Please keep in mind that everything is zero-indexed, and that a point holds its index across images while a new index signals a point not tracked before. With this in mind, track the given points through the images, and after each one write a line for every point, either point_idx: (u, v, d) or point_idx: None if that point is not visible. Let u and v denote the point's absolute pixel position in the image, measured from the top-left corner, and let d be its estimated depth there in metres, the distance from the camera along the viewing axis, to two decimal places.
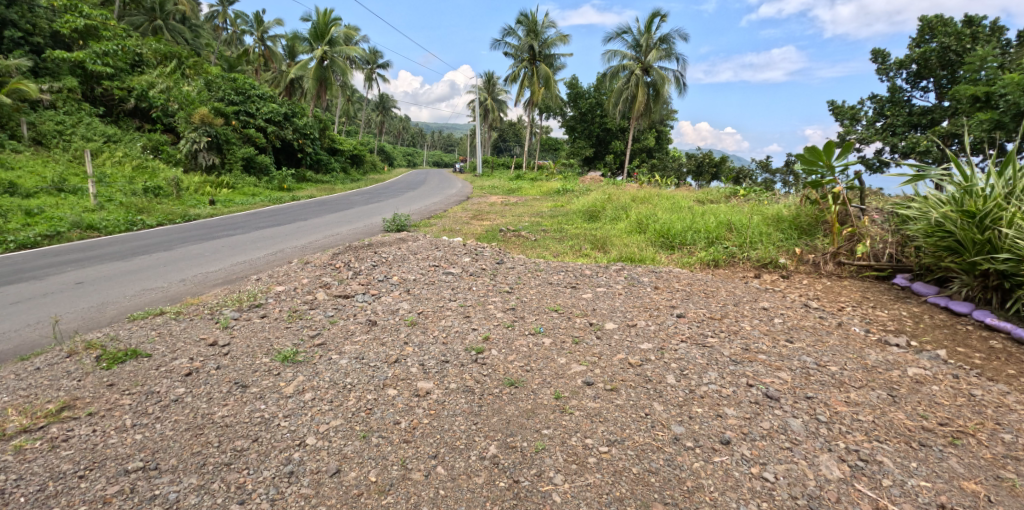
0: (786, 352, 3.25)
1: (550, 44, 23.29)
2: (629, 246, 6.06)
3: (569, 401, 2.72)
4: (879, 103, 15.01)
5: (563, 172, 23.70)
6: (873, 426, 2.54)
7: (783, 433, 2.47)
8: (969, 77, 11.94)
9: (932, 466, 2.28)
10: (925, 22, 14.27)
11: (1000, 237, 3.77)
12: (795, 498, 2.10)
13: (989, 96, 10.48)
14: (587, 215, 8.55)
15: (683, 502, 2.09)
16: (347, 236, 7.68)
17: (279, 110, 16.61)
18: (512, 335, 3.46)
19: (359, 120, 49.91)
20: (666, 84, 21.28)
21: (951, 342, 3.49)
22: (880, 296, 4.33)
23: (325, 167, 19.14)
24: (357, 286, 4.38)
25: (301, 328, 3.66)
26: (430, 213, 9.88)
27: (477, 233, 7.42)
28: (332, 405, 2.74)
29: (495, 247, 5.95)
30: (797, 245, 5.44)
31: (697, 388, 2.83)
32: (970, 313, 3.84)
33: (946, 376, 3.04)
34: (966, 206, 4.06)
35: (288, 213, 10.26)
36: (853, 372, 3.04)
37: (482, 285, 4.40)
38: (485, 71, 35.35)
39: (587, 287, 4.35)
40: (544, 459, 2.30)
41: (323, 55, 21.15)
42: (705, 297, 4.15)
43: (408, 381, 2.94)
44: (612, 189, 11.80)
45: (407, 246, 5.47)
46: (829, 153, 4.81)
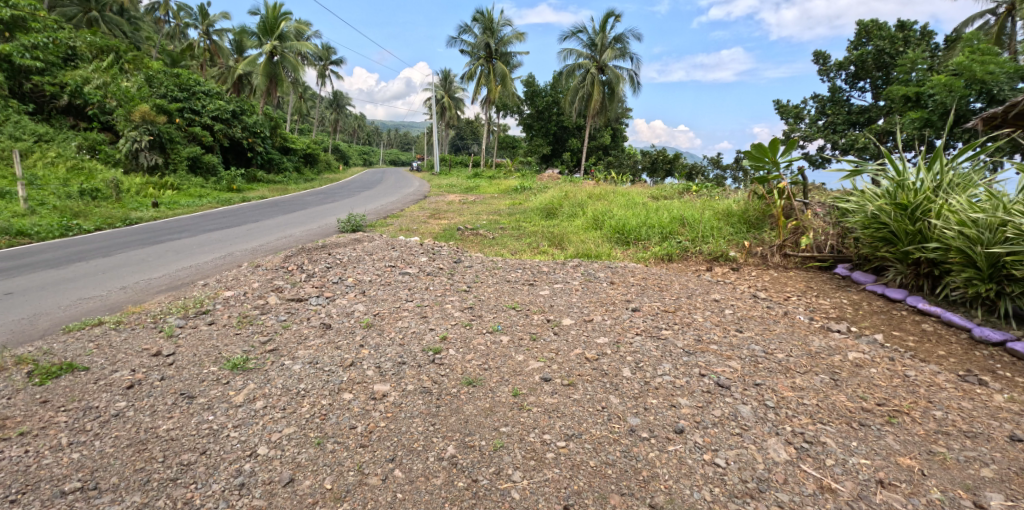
0: (736, 342, 3.37)
1: (506, 42, 23.37)
2: (587, 242, 6.14)
3: (527, 398, 2.72)
4: (821, 103, 15.84)
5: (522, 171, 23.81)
6: (817, 408, 2.67)
7: (734, 419, 2.56)
8: (902, 78, 12.74)
9: (871, 444, 2.42)
10: (863, 26, 15.11)
11: (929, 228, 4.06)
12: (745, 481, 2.18)
13: (919, 97, 11.19)
14: (545, 212, 8.62)
15: (640, 491, 2.13)
16: (299, 239, 7.41)
17: (226, 108, 15.96)
18: (469, 334, 3.44)
19: (311, 117, 48.63)
20: (620, 83, 21.74)
21: (888, 326, 3.72)
22: (823, 285, 4.56)
23: (277, 167, 18.52)
24: (311, 288, 4.26)
25: (252, 334, 3.52)
26: (387, 213, 9.71)
27: (434, 232, 7.31)
28: (285, 411, 2.65)
29: (452, 246, 5.88)
30: (746, 238, 5.65)
31: (652, 380, 2.88)
32: (904, 299, 4.09)
33: (883, 359, 3.23)
34: (899, 199, 4.33)
35: (239, 215, 9.90)
36: (799, 358, 3.18)
37: (439, 285, 4.35)
38: (443, 69, 35.16)
39: (545, 284, 4.38)
40: (503, 457, 2.30)
41: (273, 51, 20.42)
42: (659, 291, 4.25)
43: (364, 384, 2.88)
44: (567, 187, 11.96)
45: (363, 247, 5.37)
46: (774, 151, 5.02)
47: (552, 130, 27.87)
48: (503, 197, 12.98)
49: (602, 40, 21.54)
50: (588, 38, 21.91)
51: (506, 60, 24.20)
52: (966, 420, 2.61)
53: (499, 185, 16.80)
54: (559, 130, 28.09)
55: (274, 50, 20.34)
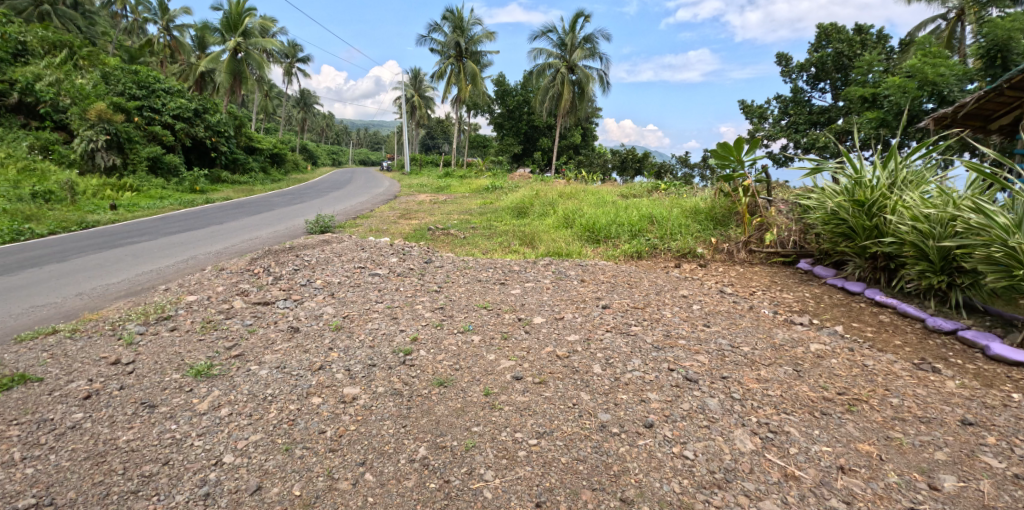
0: (704, 336, 3.45)
1: (476, 41, 23.33)
2: (558, 240, 6.17)
3: (499, 397, 2.72)
4: (784, 103, 16.34)
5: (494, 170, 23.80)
6: (781, 399, 2.75)
7: (702, 412, 2.61)
8: (859, 79, 13.25)
9: (832, 432, 2.51)
10: (823, 29, 15.64)
11: (885, 223, 4.24)
12: (713, 472, 2.23)
13: (875, 98, 11.66)
14: (516, 211, 8.64)
15: (610, 486, 2.15)
16: (266, 241, 7.23)
17: (188, 107, 15.44)
18: (440, 334, 3.42)
19: (277, 116, 47.50)
20: (590, 83, 21.98)
21: (847, 318, 3.86)
22: (787, 279, 4.71)
23: (242, 167, 18.03)
24: (278, 291, 4.16)
25: (216, 340, 3.41)
26: (357, 214, 9.57)
27: (405, 232, 7.25)
28: (251, 418, 2.58)
29: (422, 246, 5.83)
30: (712, 235, 5.78)
31: (622, 376, 2.92)
32: (862, 291, 4.26)
33: (843, 349, 3.36)
34: (856, 196, 4.50)
35: (202, 217, 9.58)
36: (763, 351, 3.28)
37: (410, 285, 4.32)
38: (413, 68, 34.85)
39: (516, 283, 4.39)
40: (475, 456, 2.29)
41: (237, 47, 19.88)
42: (629, 288, 4.31)
43: (334, 387, 2.83)
44: (538, 186, 12.03)
45: (332, 248, 5.27)
46: (739, 150, 5.16)
47: (523, 129, 27.95)
48: (474, 197, 12.95)
49: (572, 40, 21.73)
50: (558, 37, 22.07)
51: (477, 58, 24.16)
52: (920, 406, 2.73)
53: (471, 185, 16.76)
54: (530, 129, 28.19)
55: (238, 46, 19.81)
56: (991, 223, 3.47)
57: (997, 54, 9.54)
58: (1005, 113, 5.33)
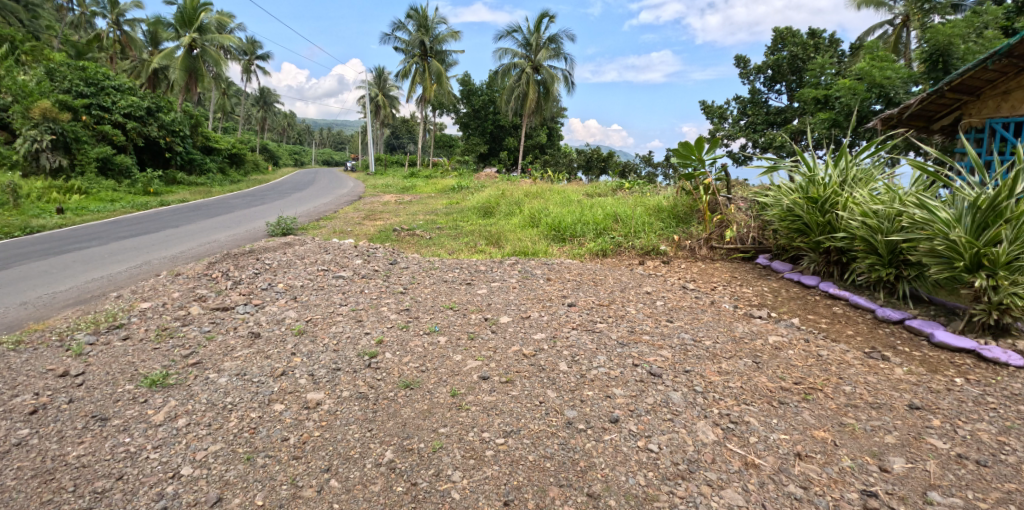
0: (667, 331, 3.53)
1: (441, 40, 23.20)
2: (524, 240, 6.20)
3: (466, 397, 2.72)
4: (742, 103, 16.87)
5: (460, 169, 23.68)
6: (741, 390, 2.85)
7: (665, 406, 2.68)
8: (813, 81, 13.80)
9: (790, 420, 2.61)
10: (779, 33, 16.22)
11: (837, 219, 4.44)
12: (676, 464, 2.28)
13: (827, 99, 12.18)
14: (482, 211, 8.64)
15: (578, 481, 2.17)
16: (223, 244, 6.98)
17: (141, 105, 14.79)
18: (406, 336, 3.39)
19: (236, 115, 46.02)
20: (554, 83, 22.19)
21: (803, 310, 4.02)
22: (746, 274, 4.86)
23: (200, 167, 17.38)
24: (238, 296, 4.04)
25: (172, 348, 3.28)
26: (320, 215, 9.36)
27: (370, 234, 7.14)
28: (211, 428, 2.49)
29: (387, 247, 5.76)
30: (675, 233, 5.92)
31: (588, 372, 2.96)
32: (817, 285, 4.45)
33: (799, 340, 3.50)
34: (810, 193, 4.68)
35: (157, 220, 9.20)
36: (724, 344, 3.38)
37: (375, 287, 4.26)
38: (377, 66, 34.39)
39: (482, 283, 4.39)
40: (442, 458, 2.28)
41: (192, 44, 19.15)
42: (594, 286, 4.37)
43: (297, 393, 2.77)
44: (503, 186, 12.06)
45: (294, 251, 5.15)
46: (700, 149, 5.31)
47: (489, 128, 27.93)
48: (440, 197, 12.87)
49: (537, 40, 21.87)
50: (523, 37, 22.17)
51: (442, 58, 24.01)
52: (871, 393, 2.87)
53: (437, 185, 16.64)
54: (496, 129, 28.21)
55: (193, 42, 19.10)
56: (933, 218, 3.64)
57: (938, 58, 10.10)
58: (946, 112, 5.68)
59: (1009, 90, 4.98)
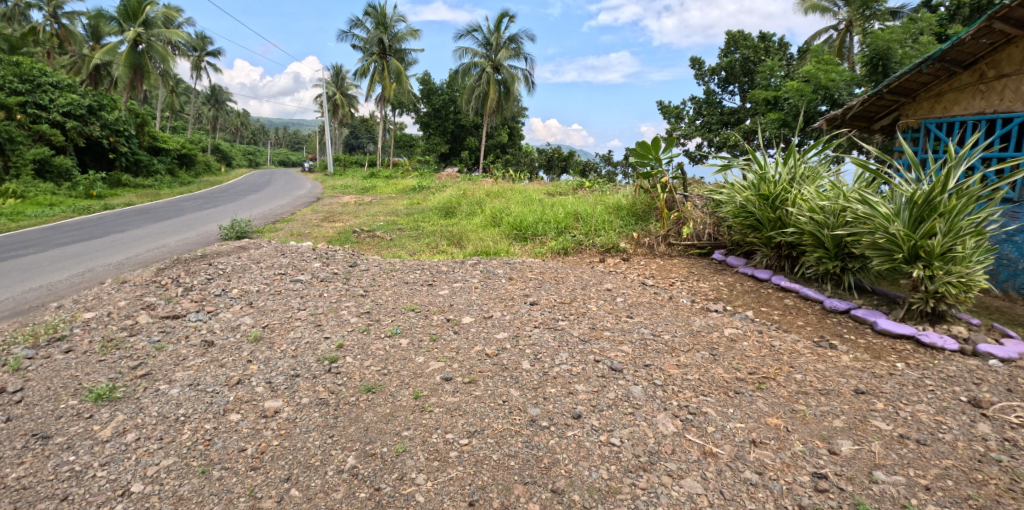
0: (627, 326, 3.62)
1: (400, 38, 22.91)
2: (485, 239, 6.21)
3: (429, 399, 2.71)
4: (698, 104, 17.39)
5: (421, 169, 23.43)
6: (698, 382, 2.95)
7: (626, 400, 2.74)
8: (763, 83, 14.36)
9: (745, 409, 2.71)
10: (731, 36, 16.78)
11: (787, 215, 4.64)
12: (638, 456, 2.34)
13: (776, 101, 12.70)
14: (443, 211, 8.59)
15: (542, 478, 2.20)
16: (174, 249, 6.69)
17: (82, 103, 13.98)
18: (368, 339, 3.34)
19: (186, 113, 44.07)
20: (515, 83, 22.28)
21: (756, 303, 4.19)
22: (703, 269, 5.03)
23: (146, 169, 16.56)
24: (189, 303, 3.88)
25: (119, 360, 3.11)
26: (276, 218, 9.10)
27: (328, 236, 7.00)
28: (163, 441, 2.39)
29: (346, 249, 5.65)
30: (634, 230, 6.05)
31: (550, 370, 3.00)
32: (769, 278, 4.65)
33: (753, 332, 3.65)
34: (762, 190, 4.88)
35: (102, 224, 8.73)
36: (682, 337, 3.49)
37: (334, 290, 4.17)
38: (335, 64, 33.64)
39: (444, 283, 4.37)
40: (406, 461, 2.26)
41: (137, 39, 18.25)
42: (556, 284, 4.42)
43: (254, 402, 2.69)
44: (465, 186, 12.03)
45: (249, 255, 4.99)
46: (656, 148, 5.46)
47: (449, 128, 27.74)
48: (401, 197, 12.73)
49: (497, 40, 21.90)
50: (483, 37, 22.13)
51: (401, 56, 23.71)
52: (820, 380, 3.02)
53: (397, 185, 16.46)
54: (456, 128, 28.07)
55: (138, 37, 18.20)
56: (874, 213, 3.85)
57: (878, 62, 10.69)
58: (885, 113, 5.98)
59: (942, 92, 5.31)
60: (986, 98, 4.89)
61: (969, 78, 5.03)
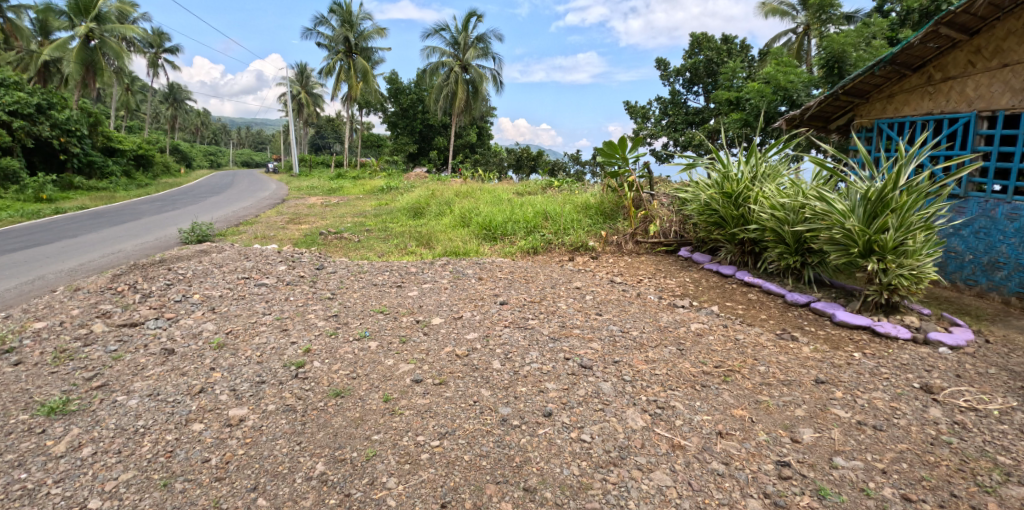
0: (596, 324, 3.67)
1: (366, 36, 22.56)
2: (455, 240, 6.18)
3: (399, 402, 2.68)
4: (664, 104, 17.73)
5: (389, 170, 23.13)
6: (666, 377, 3.01)
7: (596, 396, 2.78)
8: (725, 84, 14.74)
9: (711, 402, 2.79)
10: (695, 38, 17.14)
11: (749, 212, 4.79)
12: (609, 451, 2.38)
13: (738, 101, 13.07)
14: (412, 212, 8.52)
15: (513, 477, 2.20)
16: (129, 255, 6.41)
17: (30, 102, 13.26)
18: (336, 343, 3.28)
19: (141, 112, 42.33)
20: (483, 82, 22.27)
21: (721, 298, 4.31)
22: (670, 266, 5.13)
23: (100, 171, 15.84)
24: (148, 310, 3.73)
25: (72, 371, 2.97)
26: (239, 220, 8.84)
27: (294, 238, 6.85)
28: (121, 455, 2.29)
29: (312, 251, 5.54)
30: (602, 229, 6.13)
31: (521, 369, 3.01)
32: (733, 274, 4.78)
33: (718, 326, 3.75)
34: (725, 188, 5.02)
35: (52, 229, 8.30)
36: (650, 333, 3.56)
37: (300, 294, 4.09)
38: (299, 63, 32.92)
39: (413, 285, 4.34)
40: (376, 466, 2.23)
41: (89, 34, 17.45)
42: (525, 283, 4.44)
43: (218, 411, 2.61)
44: (433, 186, 11.96)
45: (211, 259, 4.84)
46: (623, 148, 5.56)
47: (416, 127, 27.47)
48: (369, 198, 12.57)
49: (465, 40, 21.84)
50: (451, 36, 22.01)
51: (367, 55, 23.34)
52: (782, 371, 3.13)
53: (363, 186, 16.25)
54: (424, 128, 27.84)
55: (90, 32, 17.40)
56: (831, 209, 4.01)
57: (833, 64, 11.11)
58: (841, 113, 6.20)
59: (893, 93, 5.55)
60: (934, 99, 5.15)
61: (918, 80, 5.29)
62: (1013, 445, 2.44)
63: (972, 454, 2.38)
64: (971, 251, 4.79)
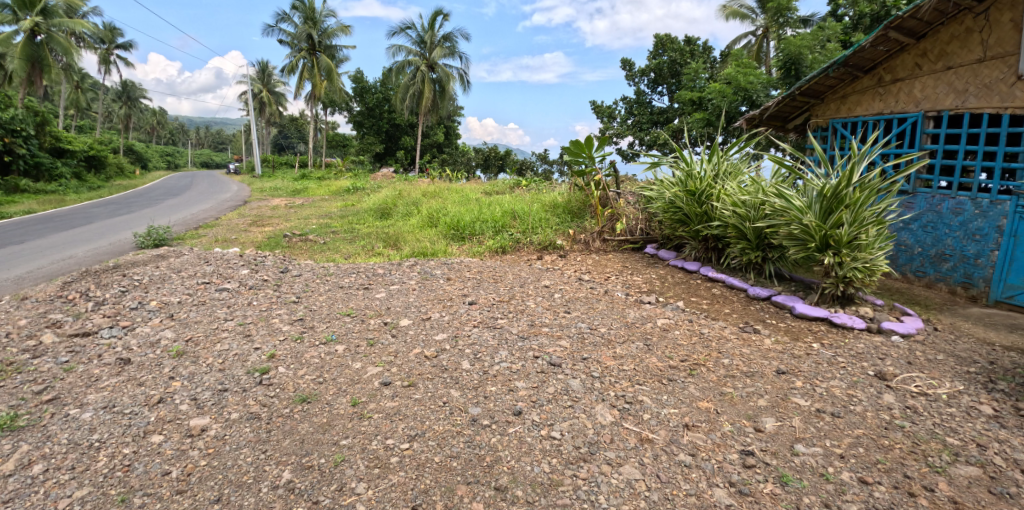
0: (565, 322, 3.71)
1: (330, 34, 22.13)
2: (423, 240, 6.14)
3: (367, 406, 2.65)
4: (629, 104, 18.01)
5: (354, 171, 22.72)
6: (634, 372, 3.07)
7: (566, 394, 2.81)
8: (688, 85, 15.08)
9: (678, 395, 2.86)
10: (659, 39, 17.43)
11: (712, 209, 4.93)
12: (578, 448, 2.41)
13: (701, 101, 13.39)
14: (379, 212, 8.41)
15: (484, 477, 2.21)
16: (81, 261, 6.11)
17: None
18: (301, 348, 3.22)
19: (91, 111, 40.37)
20: (450, 81, 22.17)
21: (686, 293, 4.41)
22: (637, 263, 5.23)
23: (48, 173, 15.04)
24: (102, 318, 3.58)
25: (20, 384, 2.82)
26: (198, 223, 8.55)
27: (257, 241, 6.67)
28: (75, 471, 2.19)
29: (276, 254, 5.41)
30: (570, 227, 6.18)
31: (490, 369, 3.02)
32: (698, 269, 4.91)
33: (684, 321, 3.85)
34: (689, 186, 5.14)
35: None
36: (617, 329, 3.62)
37: (264, 298, 3.99)
38: (260, 60, 32.02)
39: (381, 286, 4.29)
40: (345, 471, 2.20)
41: (34, 29, 16.55)
42: (494, 282, 4.45)
43: (178, 421, 2.53)
44: (400, 186, 11.84)
45: (169, 263, 4.68)
46: (589, 147, 5.64)
47: (382, 127, 27.12)
48: (335, 199, 12.35)
49: (431, 39, 21.72)
50: (417, 35, 21.81)
51: (332, 53, 22.91)
52: (745, 363, 3.23)
53: (327, 186, 15.97)
54: (391, 128, 27.50)
55: (36, 27, 16.50)
56: (790, 206, 4.15)
57: (790, 66, 11.51)
58: (798, 113, 6.45)
59: (846, 94, 5.79)
60: (884, 99, 5.39)
61: (869, 81, 5.53)
62: (960, 426, 2.59)
63: (923, 437, 2.52)
64: (920, 243, 5.05)
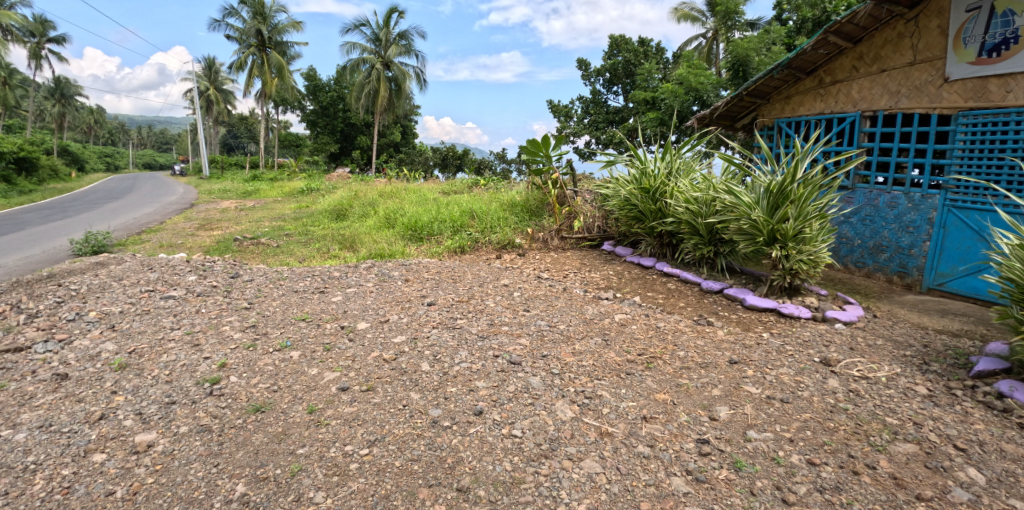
0: (524, 320, 3.74)
1: (281, 30, 21.44)
2: (380, 241, 6.06)
3: (325, 412, 2.60)
4: (586, 103, 18.27)
5: (308, 172, 22.07)
6: (593, 367, 3.13)
7: (526, 391, 2.84)
8: (643, 85, 15.42)
9: (636, 389, 2.94)
10: (614, 40, 17.69)
11: (666, 206, 5.07)
12: (539, 445, 2.44)
13: (654, 101, 13.73)
14: (334, 214, 8.23)
15: (446, 478, 2.21)
16: (11, 270, 5.71)
17: None
18: (254, 356, 3.12)
19: (19, 110, 37.66)
20: (407, 80, 21.95)
21: (643, 289, 4.53)
22: (595, 260, 5.33)
23: None
24: (35, 331, 3.36)
25: None
26: (141, 228, 8.14)
27: (204, 245, 6.42)
28: (8, 496, 2.04)
29: (225, 259, 5.21)
30: (528, 226, 6.22)
31: (450, 369, 3.02)
32: (654, 265, 5.05)
33: (641, 315, 3.95)
34: (643, 184, 5.28)
35: None
36: (576, 326, 3.68)
37: (213, 305, 3.85)
38: (207, 56, 30.67)
39: (337, 290, 4.21)
40: (303, 481, 2.15)
41: None
42: (453, 283, 4.44)
43: (123, 438, 2.41)
44: (356, 187, 11.61)
45: (108, 271, 4.44)
46: (546, 146, 5.69)
47: (337, 126, 26.50)
48: (287, 200, 12.00)
49: (386, 36, 21.42)
50: (372, 32, 21.45)
51: (282, 50, 22.22)
52: (699, 355, 3.35)
53: (281, 187, 15.50)
54: (346, 127, 26.91)
55: None
56: (739, 202, 4.33)
57: (738, 67, 11.95)
58: (745, 113, 6.71)
59: (790, 95, 6.06)
60: (825, 100, 5.68)
61: (811, 83, 5.81)
62: (897, 407, 2.77)
63: (864, 418, 2.68)
64: (859, 236, 5.36)
